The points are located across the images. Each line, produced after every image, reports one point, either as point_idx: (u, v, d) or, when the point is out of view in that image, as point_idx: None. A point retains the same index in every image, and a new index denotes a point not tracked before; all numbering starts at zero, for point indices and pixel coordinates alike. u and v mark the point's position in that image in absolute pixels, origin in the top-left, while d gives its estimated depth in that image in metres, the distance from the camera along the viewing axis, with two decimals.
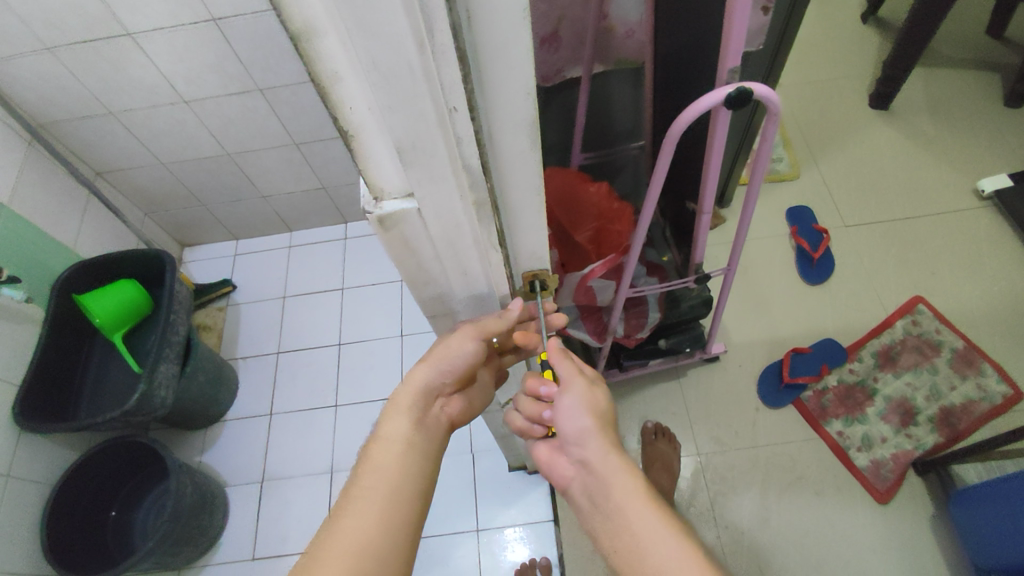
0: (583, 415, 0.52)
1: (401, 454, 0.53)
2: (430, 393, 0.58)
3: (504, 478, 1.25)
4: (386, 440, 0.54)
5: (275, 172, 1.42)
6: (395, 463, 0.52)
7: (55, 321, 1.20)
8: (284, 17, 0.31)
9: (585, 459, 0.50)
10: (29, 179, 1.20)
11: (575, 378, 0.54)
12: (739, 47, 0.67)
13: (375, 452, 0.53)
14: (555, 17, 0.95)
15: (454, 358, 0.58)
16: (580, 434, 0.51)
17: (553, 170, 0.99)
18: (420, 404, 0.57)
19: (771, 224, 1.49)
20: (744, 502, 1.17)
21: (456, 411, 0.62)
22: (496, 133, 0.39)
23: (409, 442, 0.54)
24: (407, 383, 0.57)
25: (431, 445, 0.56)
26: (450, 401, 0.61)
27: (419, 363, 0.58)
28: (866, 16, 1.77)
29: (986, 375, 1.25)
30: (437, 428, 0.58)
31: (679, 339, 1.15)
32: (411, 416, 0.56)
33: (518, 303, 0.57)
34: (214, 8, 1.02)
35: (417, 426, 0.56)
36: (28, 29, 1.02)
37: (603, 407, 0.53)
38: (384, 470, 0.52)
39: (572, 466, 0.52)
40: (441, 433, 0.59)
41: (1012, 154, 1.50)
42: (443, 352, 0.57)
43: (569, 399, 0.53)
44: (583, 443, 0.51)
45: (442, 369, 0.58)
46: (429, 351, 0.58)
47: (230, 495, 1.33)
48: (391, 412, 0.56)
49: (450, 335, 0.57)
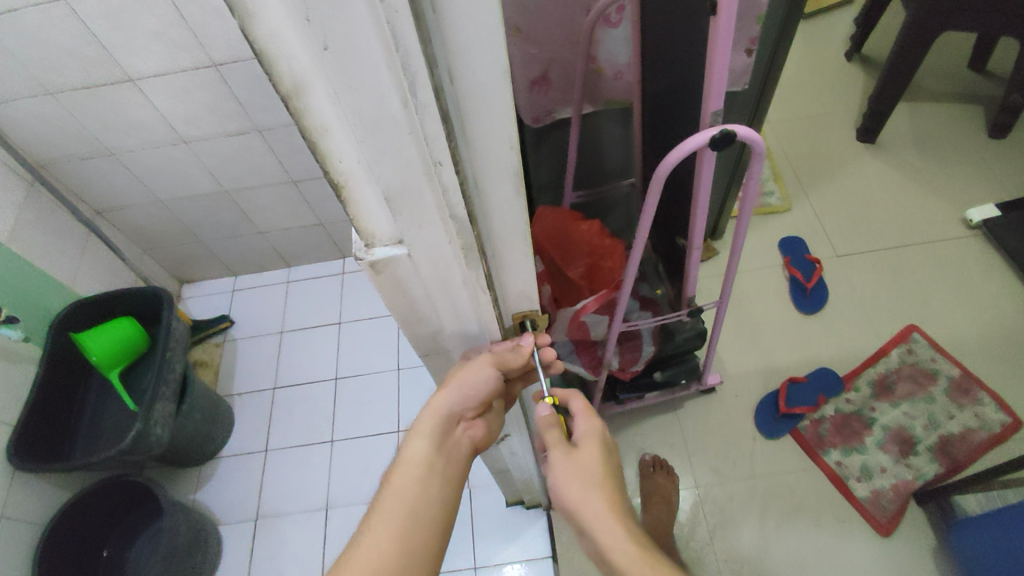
0: (567, 480, 0.52)
1: (422, 479, 0.54)
2: (452, 417, 0.58)
3: (502, 513, 1.24)
4: (407, 465, 0.55)
5: (273, 209, 1.44)
6: (415, 490, 0.53)
7: (52, 360, 1.19)
8: (274, 79, 0.32)
9: (581, 527, 0.49)
10: (29, 220, 1.21)
11: (556, 443, 0.54)
12: (721, 91, 0.69)
13: (397, 476, 0.54)
14: (545, 59, 0.98)
15: (476, 385, 0.57)
16: (572, 501, 0.50)
17: (546, 209, 1.01)
18: (442, 428, 0.58)
19: (762, 255, 1.51)
20: (744, 535, 1.16)
21: (478, 434, 0.62)
22: (481, 181, 0.40)
23: (429, 468, 0.55)
24: (429, 406, 0.57)
25: (451, 471, 0.57)
26: (472, 424, 0.62)
27: (441, 388, 0.57)
28: (850, 53, 1.83)
29: (983, 404, 1.25)
30: (456, 453, 0.59)
31: (674, 372, 1.15)
32: (431, 440, 0.56)
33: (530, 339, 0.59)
34: (214, 53, 1.05)
35: (438, 450, 0.57)
36: (29, 74, 1.04)
37: (596, 466, 0.52)
38: (405, 494, 0.53)
39: (579, 535, 0.51)
40: (462, 458, 0.59)
41: (997, 184, 1.53)
42: (464, 379, 0.57)
43: (559, 465, 0.53)
44: (576, 511, 0.50)
45: (464, 395, 0.57)
46: (451, 375, 0.57)
47: (224, 533, 1.30)
48: (414, 435, 0.57)
49: (473, 361, 0.57)
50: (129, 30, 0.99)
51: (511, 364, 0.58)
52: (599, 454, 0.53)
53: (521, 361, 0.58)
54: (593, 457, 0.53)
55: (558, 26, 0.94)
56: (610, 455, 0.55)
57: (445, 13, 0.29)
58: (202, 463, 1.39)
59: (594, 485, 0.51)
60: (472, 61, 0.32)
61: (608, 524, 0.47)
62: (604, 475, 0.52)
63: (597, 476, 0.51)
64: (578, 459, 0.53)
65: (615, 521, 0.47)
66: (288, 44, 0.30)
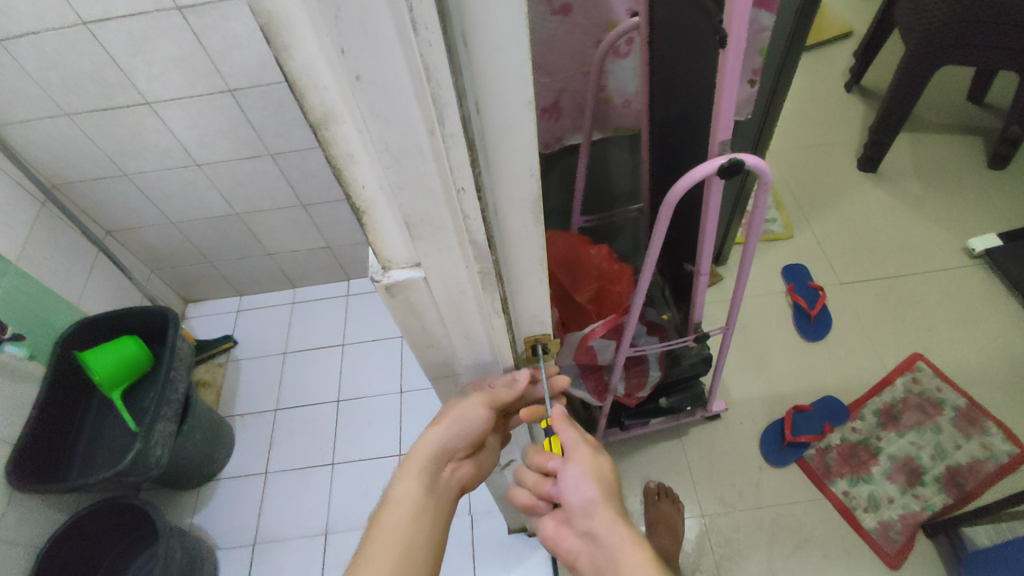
0: (588, 483, 0.51)
1: (412, 516, 0.53)
2: (444, 454, 0.57)
3: (504, 540, 1.22)
4: (397, 502, 0.53)
5: (281, 231, 1.45)
6: (405, 528, 0.51)
7: (54, 378, 1.19)
8: (304, 105, 0.33)
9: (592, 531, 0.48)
10: (39, 238, 1.21)
11: (579, 446, 0.54)
12: (729, 122, 0.70)
13: (386, 514, 0.52)
14: (555, 88, 1.00)
15: (469, 421, 0.57)
16: (586, 504, 0.50)
17: (556, 234, 1.02)
18: (434, 466, 0.56)
19: (765, 282, 1.52)
20: (750, 567, 1.14)
21: (468, 475, 0.61)
22: (502, 209, 0.41)
23: (419, 506, 0.53)
24: (420, 445, 0.57)
25: (442, 510, 0.55)
26: (463, 465, 0.60)
27: (433, 426, 0.57)
28: (850, 85, 1.86)
29: (990, 434, 1.25)
30: (447, 493, 0.57)
31: (680, 398, 1.15)
32: (422, 479, 0.55)
33: (524, 372, 0.59)
34: (230, 79, 1.07)
35: (429, 488, 0.55)
36: (46, 94, 1.05)
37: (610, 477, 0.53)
38: (395, 532, 0.51)
39: (579, 541, 0.49)
40: (452, 496, 0.58)
41: (999, 214, 1.55)
42: (456, 416, 0.57)
43: (580, 463, 0.53)
44: (589, 513, 0.49)
45: (455, 432, 0.57)
46: (443, 415, 0.58)
47: (219, 559, 1.28)
48: (404, 472, 0.55)
49: (466, 400, 0.58)
50: (148, 55, 1.01)
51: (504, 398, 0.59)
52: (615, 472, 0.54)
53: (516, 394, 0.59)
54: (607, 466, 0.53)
55: (567, 57, 0.96)
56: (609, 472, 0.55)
57: (476, 49, 0.30)
58: (201, 485, 1.38)
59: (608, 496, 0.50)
60: (496, 92, 0.33)
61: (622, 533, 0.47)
62: (614, 489, 0.52)
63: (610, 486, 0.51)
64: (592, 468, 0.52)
65: (629, 529, 0.47)
66: (321, 74, 0.31)
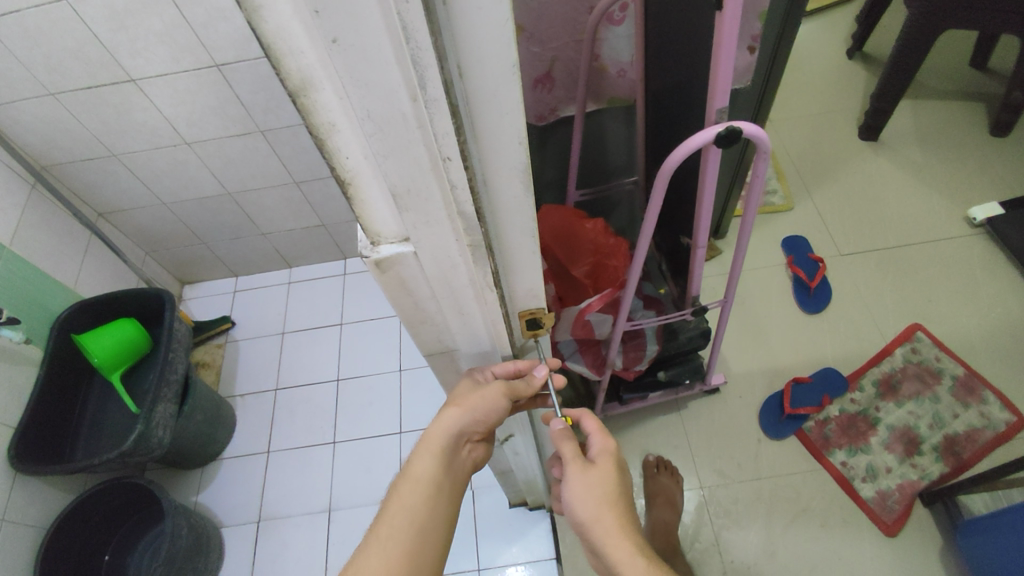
0: (577, 502, 0.52)
1: (428, 496, 0.53)
2: (461, 437, 0.58)
3: (505, 515, 1.23)
4: (413, 481, 0.54)
5: (275, 210, 1.44)
6: (421, 507, 0.52)
7: (54, 361, 1.19)
8: (281, 74, 0.32)
9: (598, 548, 0.49)
10: (31, 221, 1.20)
11: (569, 463, 0.54)
12: (725, 89, 0.69)
13: (403, 491, 0.53)
14: (548, 58, 0.98)
15: (488, 411, 0.57)
16: (579, 522, 0.51)
17: (551, 209, 1.00)
18: (450, 447, 0.57)
19: (764, 254, 1.51)
20: (748, 536, 1.15)
21: (479, 454, 0.63)
22: (492, 179, 0.40)
23: (436, 486, 0.54)
24: (438, 423, 0.57)
25: (454, 490, 0.56)
26: (476, 445, 0.62)
27: (451, 408, 0.56)
28: (851, 52, 1.83)
29: (988, 403, 1.25)
30: (461, 471, 0.59)
31: (678, 371, 1.14)
32: (438, 459, 0.55)
33: (542, 369, 0.60)
34: (217, 53, 1.04)
35: (445, 468, 0.56)
36: (30, 73, 1.03)
37: (607, 486, 0.52)
38: (412, 511, 0.52)
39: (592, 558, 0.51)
40: (463, 477, 0.59)
41: (1001, 181, 1.53)
42: (478, 402, 0.56)
43: (574, 480, 0.53)
44: (589, 525, 0.50)
45: (473, 419, 0.57)
46: (464, 398, 0.57)
47: (225, 536, 1.30)
48: (421, 451, 0.56)
49: (489, 388, 0.57)
50: (131, 31, 0.98)
51: (521, 393, 0.58)
52: (610, 477, 0.53)
53: (531, 392, 0.59)
54: (601, 478, 0.53)
55: (561, 23, 0.93)
56: (623, 478, 0.55)
57: (455, 8, 0.29)
58: (204, 465, 1.39)
59: (608, 504, 0.51)
60: (480, 55, 0.31)
61: (626, 549, 0.48)
62: (620, 494, 0.52)
63: (612, 495, 0.52)
64: (593, 478, 0.53)
65: (628, 543, 0.48)
66: (297, 41, 0.30)
